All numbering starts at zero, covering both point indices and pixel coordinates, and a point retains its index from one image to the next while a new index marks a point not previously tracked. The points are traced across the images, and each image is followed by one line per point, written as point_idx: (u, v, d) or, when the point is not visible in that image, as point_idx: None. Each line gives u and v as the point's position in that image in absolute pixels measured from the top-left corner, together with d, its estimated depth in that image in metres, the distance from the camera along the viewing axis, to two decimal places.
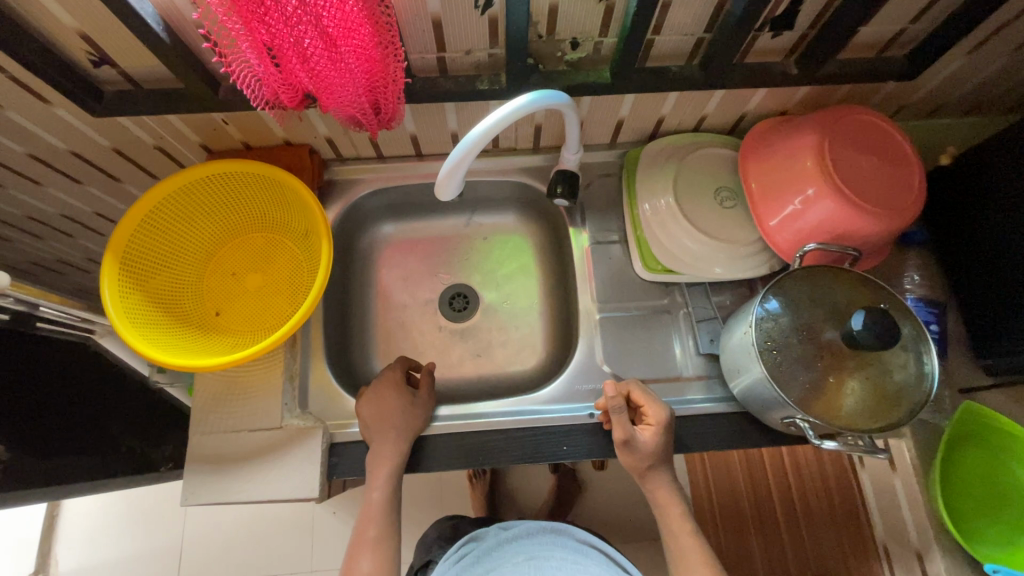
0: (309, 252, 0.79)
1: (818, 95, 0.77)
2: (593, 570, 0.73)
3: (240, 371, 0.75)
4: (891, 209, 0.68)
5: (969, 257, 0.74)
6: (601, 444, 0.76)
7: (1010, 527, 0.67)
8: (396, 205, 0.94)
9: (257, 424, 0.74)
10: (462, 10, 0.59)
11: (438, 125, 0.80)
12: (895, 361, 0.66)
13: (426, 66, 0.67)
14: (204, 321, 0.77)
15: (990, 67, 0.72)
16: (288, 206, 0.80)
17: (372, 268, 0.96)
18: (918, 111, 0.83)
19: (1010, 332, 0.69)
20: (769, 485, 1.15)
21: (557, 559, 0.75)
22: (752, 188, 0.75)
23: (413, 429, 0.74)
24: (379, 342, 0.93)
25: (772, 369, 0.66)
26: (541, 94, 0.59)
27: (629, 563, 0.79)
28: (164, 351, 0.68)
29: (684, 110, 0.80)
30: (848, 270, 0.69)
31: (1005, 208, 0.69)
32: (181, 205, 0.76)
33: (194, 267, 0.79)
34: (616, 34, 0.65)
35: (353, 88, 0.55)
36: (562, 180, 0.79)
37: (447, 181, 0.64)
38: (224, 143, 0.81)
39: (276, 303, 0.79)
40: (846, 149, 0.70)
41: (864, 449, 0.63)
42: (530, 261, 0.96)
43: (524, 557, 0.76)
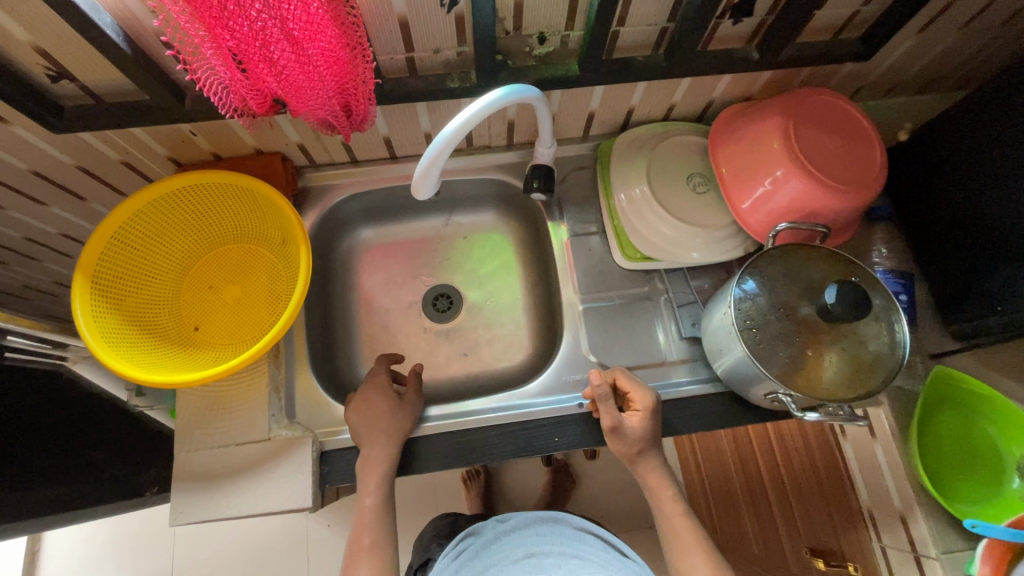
0: (288, 261, 0.78)
1: (779, 79, 0.79)
2: (593, 560, 0.73)
3: (222, 385, 0.74)
4: (857, 185, 0.71)
5: (932, 228, 0.77)
6: (591, 434, 0.77)
7: (984, 483, 0.70)
8: (374, 209, 0.94)
9: (244, 438, 0.73)
10: (429, 8, 0.59)
11: (410, 125, 0.80)
12: (869, 331, 0.68)
13: (395, 67, 0.67)
14: (183, 336, 0.75)
15: (940, 45, 0.75)
16: (263, 215, 0.79)
17: (353, 274, 0.95)
18: (875, 90, 0.86)
19: (973, 298, 0.72)
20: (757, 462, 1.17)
21: (556, 549, 0.75)
22: (724, 173, 0.77)
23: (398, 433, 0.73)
24: (363, 348, 0.92)
25: (752, 347, 0.68)
26: (513, 88, 0.60)
27: (626, 548, 0.80)
28: (142, 369, 0.67)
29: (652, 100, 0.82)
30: (819, 247, 0.72)
31: (959, 180, 0.72)
32: (152, 220, 0.74)
33: (170, 283, 0.78)
34: (582, 27, 0.66)
35: (323, 90, 0.55)
36: (538, 174, 0.80)
37: (423, 179, 0.63)
38: (193, 154, 0.79)
39: (256, 314, 0.78)
40: (811, 130, 0.72)
41: (845, 418, 0.65)
42: (511, 257, 0.97)
43: (523, 553, 0.75)
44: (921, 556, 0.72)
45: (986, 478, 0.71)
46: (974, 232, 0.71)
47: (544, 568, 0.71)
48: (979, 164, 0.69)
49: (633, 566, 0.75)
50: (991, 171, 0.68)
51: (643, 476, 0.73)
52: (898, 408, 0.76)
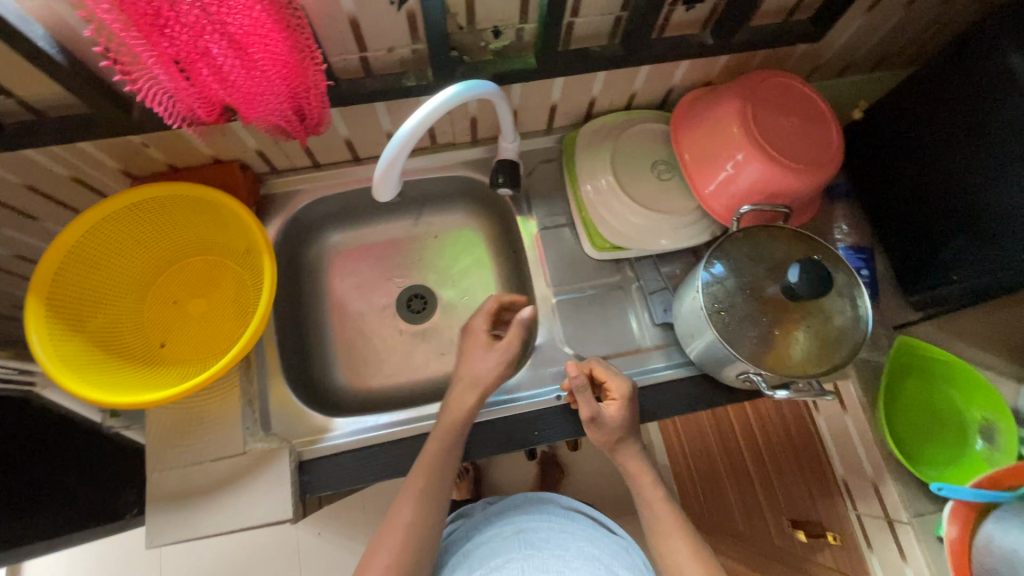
0: (253, 271, 0.77)
1: (736, 63, 0.80)
2: (581, 538, 0.76)
3: (192, 401, 0.72)
4: (814, 164, 0.72)
5: (889, 203, 0.79)
6: (571, 425, 0.78)
7: (946, 447, 0.73)
8: (341, 213, 0.92)
9: (218, 454, 0.71)
10: (378, 6, 0.58)
11: (371, 126, 0.79)
12: (833, 307, 0.70)
13: (349, 68, 0.66)
14: (148, 354, 0.73)
15: (889, 23, 0.77)
16: (224, 226, 0.77)
17: (324, 280, 0.93)
18: (830, 70, 0.87)
19: (931, 269, 0.74)
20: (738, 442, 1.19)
21: (544, 525, 0.78)
22: (687, 159, 0.77)
23: (483, 379, 0.74)
24: (338, 354, 0.90)
25: (722, 329, 0.69)
26: (468, 84, 0.59)
27: (612, 524, 0.85)
28: (107, 391, 0.65)
29: (614, 89, 0.82)
30: (783, 227, 0.73)
31: (911, 154, 0.74)
32: (107, 237, 0.71)
33: (131, 300, 0.75)
34: (536, 19, 0.65)
35: (272, 95, 0.53)
36: (502, 169, 0.80)
37: (384, 180, 0.63)
38: (147, 166, 0.77)
39: (224, 327, 0.76)
40: (768, 112, 0.73)
41: (814, 393, 0.67)
42: (484, 254, 0.97)
43: (512, 529, 0.77)
44: (893, 521, 0.75)
45: (949, 442, 0.74)
46: (927, 204, 0.73)
47: (534, 544, 0.73)
48: (930, 138, 0.71)
49: (621, 542, 0.79)
50: (941, 146, 0.69)
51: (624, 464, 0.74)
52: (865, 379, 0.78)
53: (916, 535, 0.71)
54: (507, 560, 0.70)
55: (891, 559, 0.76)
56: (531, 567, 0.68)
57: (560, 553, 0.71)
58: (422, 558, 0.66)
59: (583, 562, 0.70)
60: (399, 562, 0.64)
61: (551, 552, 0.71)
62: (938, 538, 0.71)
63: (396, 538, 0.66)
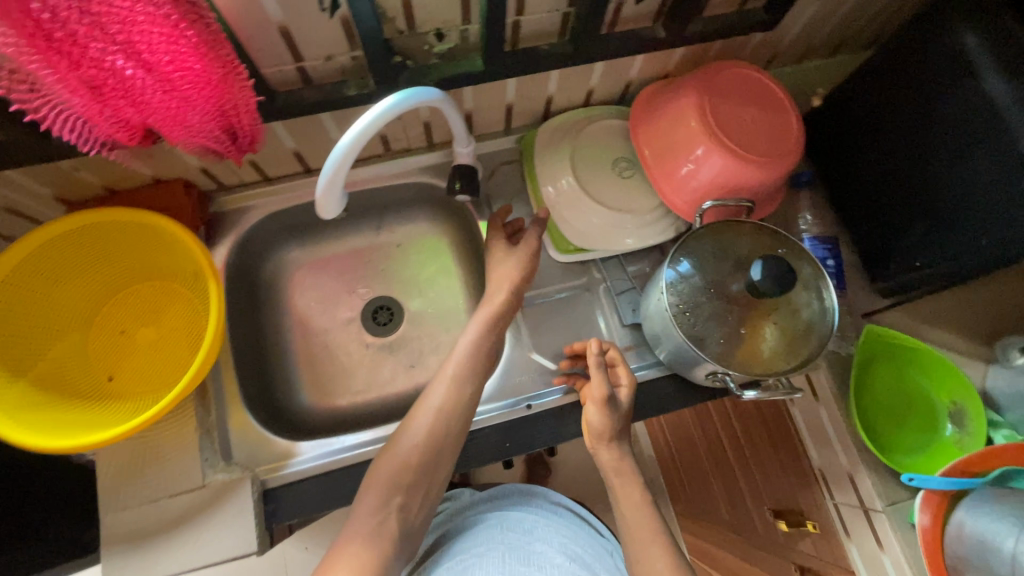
0: (203, 296, 0.74)
1: (691, 55, 0.78)
2: (566, 540, 0.76)
3: (145, 436, 0.69)
4: (774, 156, 0.71)
5: (851, 192, 0.78)
6: (543, 434, 0.76)
7: (918, 434, 0.73)
8: (297, 226, 0.89)
9: (176, 489, 0.68)
10: (307, 13, 0.55)
11: (319, 137, 0.75)
12: (800, 300, 0.69)
13: (287, 79, 0.63)
14: (95, 389, 0.70)
15: (843, 7, 0.76)
16: (169, 250, 0.73)
17: (284, 297, 0.90)
18: (789, 57, 0.86)
19: (894, 256, 0.74)
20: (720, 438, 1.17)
21: (530, 518, 0.78)
22: (647, 155, 0.75)
23: (507, 279, 0.75)
24: (303, 374, 0.87)
25: (687, 329, 0.68)
26: (408, 92, 0.56)
27: (599, 524, 0.85)
28: (50, 433, 0.61)
29: (570, 86, 0.79)
30: (745, 221, 0.72)
31: (871, 140, 0.73)
32: (41, 269, 0.67)
33: (73, 334, 0.72)
34: (479, 20, 0.62)
35: (197, 114, 0.51)
36: (460, 175, 0.77)
37: (327, 197, 0.60)
38: (82, 190, 0.73)
39: (176, 355, 0.73)
40: (727, 105, 0.71)
41: (784, 391, 0.66)
42: (449, 260, 0.94)
43: (499, 521, 0.77)
44: (869, 510, 0.74)
45: (921, 429, 0.73)
46: (889, 191, 0.72)
47: (519, 533, 0.75)
48: (888, 125, 0.70)
49: (606, 545, 0.80)
50: (899, 133, 0.69)
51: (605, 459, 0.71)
52: (836, 370, 0.77)
53: (891, 523, 0.71)
54: (489, 548, 0.72)
55: (869, 547, 0.76)
56: (511, 560, 0.71)
57: (541, 549, 0.73)
58: (446, 444, 0.67)
59: (563, 560, 0.71)
60: (422, 450, 0.65)
61: (533, 547, 0.73)
62: (912, 525, 0.71)
63: (426, 421, 0.66)
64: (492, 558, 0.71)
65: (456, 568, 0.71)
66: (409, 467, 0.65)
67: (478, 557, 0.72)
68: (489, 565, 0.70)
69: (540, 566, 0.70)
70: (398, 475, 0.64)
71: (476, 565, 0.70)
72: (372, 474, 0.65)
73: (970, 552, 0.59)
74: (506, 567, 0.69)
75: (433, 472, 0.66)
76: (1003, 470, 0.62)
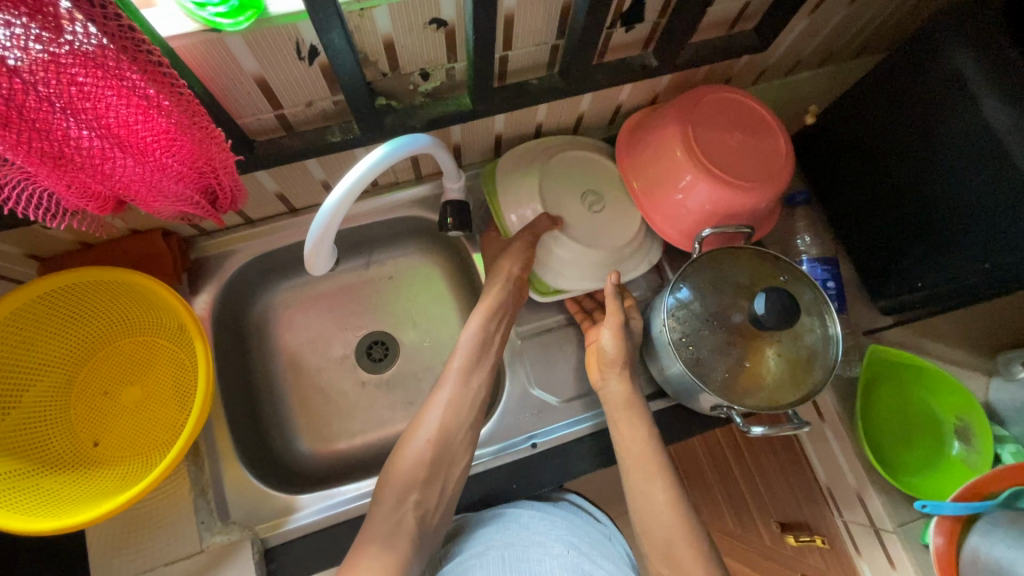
0: (191, 351, 0.71)
1: (681, 79, 0.76)
2: (566, 532, 0.71)
3: (138, 503, 0.67)
4: (765, 181, 0.69)
5: (848, 210, 0.77)
6: (549, 471, 0.75)
7: (922, 453, 0.73)
8: (283, 266, 0.86)
9: (171, 556, 0.66)
10: (285, 63, 0.52)
11: (302, 178, 0.72)
12: (802, 327, 0.68)
13: (266, 128, 0.60)
14: (81, 455, 0.67)
15: (832, 23, 0.74)
16: (151, 305, 0.70)
17: (274, 339, 0.87)
18: (778, 72, 0.85)
19: (894, 276, 0.73)
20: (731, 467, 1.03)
21: (527, 512, 0.71)
22: (635, 187, 0.74)
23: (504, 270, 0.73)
24: (298, 417, 0.85)
25: (691, 362, 0.66)
26: (398, 142, 0.55)
27: (595, 509, 0.80)
28: (34, 512, 0.58)
29: (559, 113, 0.77)
30: (745, 248, 0.70)
31: (866, 160, 0.72)
32: (16, 334, 0.63)
33: (55, 398, 0.68)
34: (465, 58, 0.60)
35: (172, 179, 0.48)
36: (451, 211, 0.75)
37: (316, 253, 0.59)
38: (55, 247, 0.69)
39: (164, 414, 0.70)
40: (714, 130, 0.69)
41: (790, 425, 0.64)
42: (443, 291, 0.92)
43: (494, 521, 0.70)
44: (879, 529, 0.74)
45: (927, 448, 0.73)
46: (888, 211, 0.71)
47: (516, 528, 0.68)
48: (885, 144, 0.69)
49: (603, 530, 0.77)
50: (896, 152, 0.68)
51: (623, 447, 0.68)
52: (840, 390, 0.77)
53: (902, 545, 0.71)
54: (488, 546, 0.67)
55: (881, 565, 0.76)
56: (512, 557, 0.66)
57: (540, 541, 0.68)
58: (455, 447, 0.68)
59: (563, 550, 0.68)
60: (435, 444, 0.67)
61: (532, 538, 0.68)
62: (924, 545, 0.71)
63: (436, 416, 0.68)
64: (491, 557, 0.66)
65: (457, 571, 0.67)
66: (420, 464, 0.66)
67: (478, 556, 0.67)
68: (490, 567, 0.65)
69: (541, 560, 0.66)
70: (417, 469, 0.66)
71: (476, 567, 0.66)
72: (387, 474, 0.66)
73: None
74: (505, 566, 0.65)
75: (447, 466, 0.67)
76: (1015, 490, 0.62)
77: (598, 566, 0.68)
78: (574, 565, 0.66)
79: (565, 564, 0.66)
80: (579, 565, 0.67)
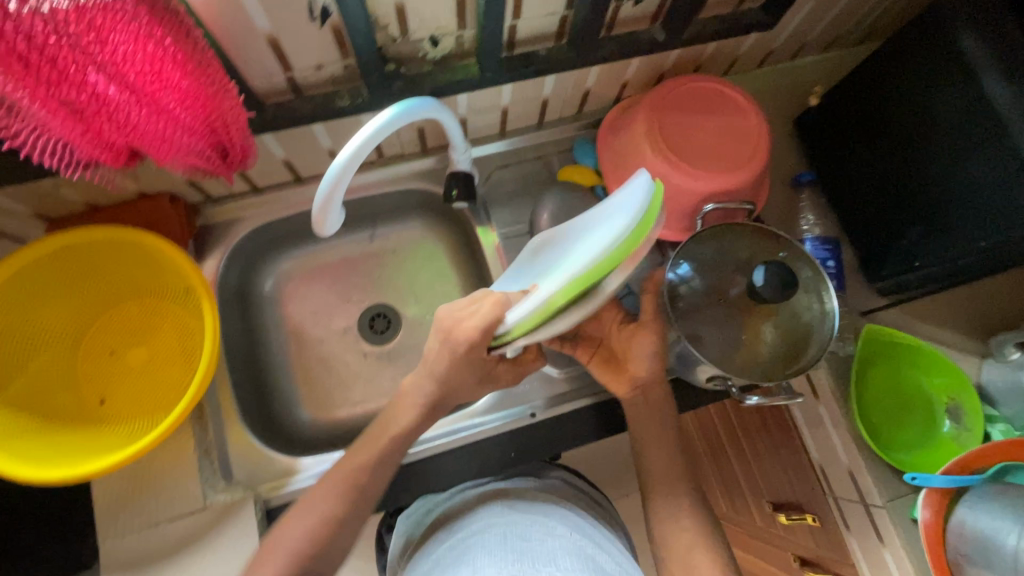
0: (196, 313, 0.72)
1: (688, 55, 0.77)
2: (573, 519, 0.69)
3: (142, 460, 0.68)
4: (734, 164, 0.72)
5: (850, 190, 0.78)
6: (547, 442, 0.76)
7: (913, 432, 0.75)
8: (288, 235, 0.86)
9: (175, 512, 0.67)
10: (298, 23, 0.52)
11: (309, 145, 0.73)
12: (800, 304, 0.69)
13: (276, 89, 0.61)
14: (86, 413, 0.68)
15: (840, 5, 0.75)
16: (158, 267, 0.71)
17: (278, 308, 0.88)
18: (785, 54, 0.86)
19: (891, 257, 0.74)
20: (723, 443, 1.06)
21: (536, 499, 0.71)
22: (609, 168, 0.80)
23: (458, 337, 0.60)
24: (300, 386, 0.86)
25: (688, 334, 0.67)
26: (407, 105, 0.56)
27: (597, 495, 0.83)
28: (39, 465, 0.59)
29: (566, 89, 0.78)
30: (747, 225, 0.71)
31: (871, 139, 0.73)
32: (22, 291, 0.64)
33: (61, 357, 0.69)
34: (474, 25, 0.61)
35: (184, 131, 0.49)
36: (457, 182, 0.76)
37: (323, 213, 0.59)
38: (62, 207, 0.70)
39: (168, 376, 0.71)
40: (679, 120, 0.73)
41: (784, 397, 0.66)
42: (445, 265, 0.92)
43: (502, 507, 0.68)
44: (869, 505, 0.75)
45: (919, 426, 0.75)
46: (886, 192, 0.72)
47: (521, 513, 0.66)
48: (889, 124, 0.69)
49: (602, 516, 0.78)
50: (898, 132, 0.68)
51: (639, 433, 0.71)
52: (836, 371, 0.78)
53: (891, 520, 0.72)
54: (490, 526, 0.64)
55: (869, 541, 0.77)
56: (512, 535, 0.62)
57: (543, 522, 0.65)
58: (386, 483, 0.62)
59: (566, 532, 0.63)
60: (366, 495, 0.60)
61: (533, 518, 0.65)
62: (912, 520, 0.72)
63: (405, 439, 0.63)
64: (491, 535, 0.62)
65: (456, 552, 0.62)
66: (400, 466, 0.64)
67: (478, 535, 0.63)
68: (490, 544, 0.60)
69: (543, 540, 0.61)
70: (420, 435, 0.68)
71: (475, 547, 0.61)
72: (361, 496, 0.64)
73: (971, 549, 0.61)
74: (506, 544, 0.60)
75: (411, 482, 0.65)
76: (1002, 465, 0.64)
77: (604, 551, 0.62)
78: (578, 543, 0.61)
79: (569, 546, 0.60)
80: (582, 547, 0.61)
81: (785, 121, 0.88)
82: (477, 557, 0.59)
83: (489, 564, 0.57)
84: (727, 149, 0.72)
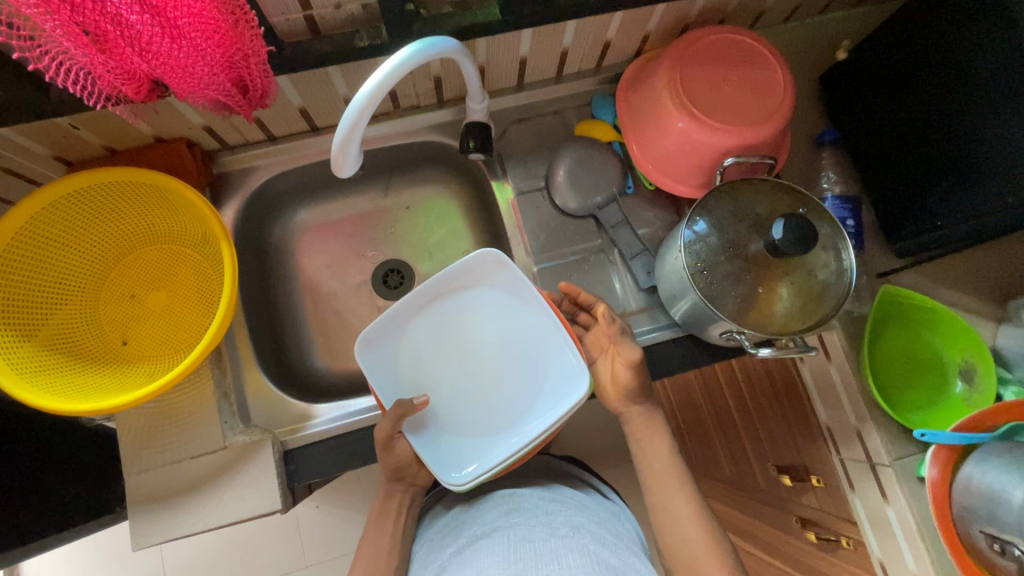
0: (213, 260, 0.73)
1: (712, 5, 0.75)
2: (578, 516, 0.67)
3: (163, 399, 0.69)
4: (757, 116, 0.70)
5: (876, 147, 0.76)
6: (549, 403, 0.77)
7: (922, 393, 0.75)
8: (304, 187, 0.86)
9: (197, 450, 0.69)
10: None
11: (326, 93, 0.72)
12: (817, 261, 0.68)
13: (294, 28, 0.60)
14: (109, 352, 0.70)
15: None
16: (176, 212, 0.71)
17: (294, 260, 0.89)
18: (813, 7, 0.83)
19: (913, 216, 0.73)
20: (726, 399, 1.14)
21: (540, 495, 0.71)
22: (628, 124, 0.79)
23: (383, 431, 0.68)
24: (315, 337, 0.87)
25: (704, 288, 0.67)
26: (424, 43, 0.55)
27: (605, 488, 0.80)
28: (64, 398, 0.61)
29: (585, 41, 0.76)
30: (766, 179, 0.70)
31: (899, 92, 0.71)
32: (45, 232, 0.65)
33: (84, 298, 0.71)
34: None
35: (205, 64, 0.49)
36: (473, 133, 0.75)
37: (342, 155, 0.59)
38: (83, 150, 0.70)
39: (185, 320, 0.72)
40: (703, 72, 0.71)
41: (797, 350, 0.66)
42: (459, 222, 0.92)
43: (507, 509, 0.67)
44: (876, 465, 0.75)
45: (929, 388, 0.75)
46: (913, 148, 0.71)
47: (528, 513, 0.66)
48: (918, 76, 0.68)
49: (613, 508, 0.74)
50: (929, 85, 0.66)
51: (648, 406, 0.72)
52: (850, 331, 0.78)
53: (896, 477, 0.72)
54: (494, 528, 0.64)
55: (872, 502, 0.77)
56: (516, 536, 0.61)
57: (545, 521, 0.64)
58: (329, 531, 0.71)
59: (570, 531, 0.63)
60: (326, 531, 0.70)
61: (537, 520, 0.64)
62: (918, 478, 0.71)
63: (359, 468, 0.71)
64: (497, 538, 0.62)
65: (463, 557, 0.62)
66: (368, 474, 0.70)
67: (483, 539, 0.63)
68: (494, 546, 0.60)
69: (546, 540, 0.61)
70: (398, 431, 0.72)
71: (481, 549, 0.61)
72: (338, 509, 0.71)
73: (977, 502, 0.61)
74: (510, 546, 0.60)
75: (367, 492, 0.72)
76: (1013, 424, 0.63)
77: (608, 546, 0.62)
78: (581, 542, 0.61)
79: (572, 543, 0.60)
80: (586, 544, 0.61)
81: (809, 79, 0.86)
82: (483, 559, 0.59)
83: (494, 564, 0.57)
84: (751, 101, 0.70)
